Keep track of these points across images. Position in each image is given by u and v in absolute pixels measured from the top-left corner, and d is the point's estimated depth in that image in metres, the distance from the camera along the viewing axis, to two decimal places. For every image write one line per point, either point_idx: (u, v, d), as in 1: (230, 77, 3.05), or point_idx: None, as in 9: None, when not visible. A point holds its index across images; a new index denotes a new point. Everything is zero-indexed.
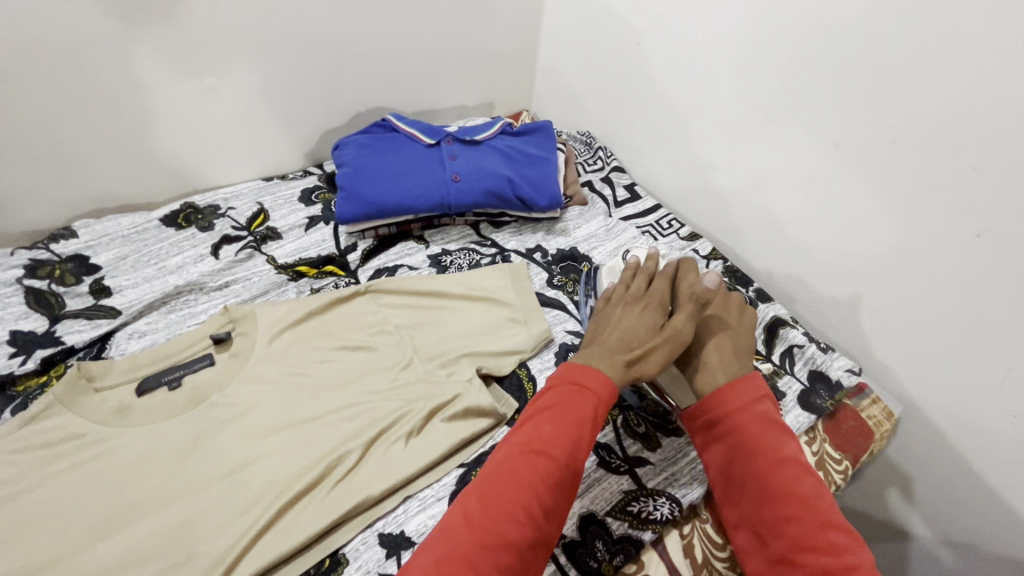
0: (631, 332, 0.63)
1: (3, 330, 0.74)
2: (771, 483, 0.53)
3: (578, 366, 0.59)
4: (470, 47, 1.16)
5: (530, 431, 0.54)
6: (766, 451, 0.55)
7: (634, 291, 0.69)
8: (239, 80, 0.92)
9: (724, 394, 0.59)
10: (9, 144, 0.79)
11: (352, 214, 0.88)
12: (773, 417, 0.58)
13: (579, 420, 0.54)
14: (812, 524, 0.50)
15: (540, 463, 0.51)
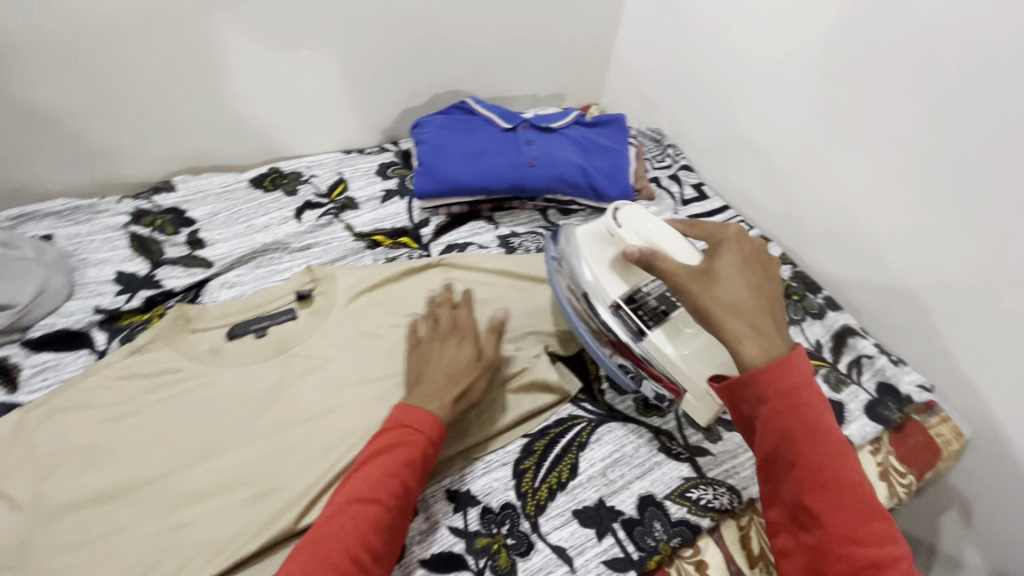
0: (442, 372, 0.63)
1: (110, 270, 0.81)
2: (824, 472, 0.49)
3: (411, 408, 0.59)
4: (549, 36, 1.18)
5: (383, 467, 0.54)
6: (817, 438, 0.49)
7: (450, 320, 0.69)
8: (332, 56, 0.97)
9: (769, 370, 0.50)
10: (125, 99, 0.86)
11: (428, 190, 0.91)
12: (825, 399, 0.51)
13: (416, 470, 0.55)
14: (859, 516, 0.48)
15: (374, 514, 0.51)
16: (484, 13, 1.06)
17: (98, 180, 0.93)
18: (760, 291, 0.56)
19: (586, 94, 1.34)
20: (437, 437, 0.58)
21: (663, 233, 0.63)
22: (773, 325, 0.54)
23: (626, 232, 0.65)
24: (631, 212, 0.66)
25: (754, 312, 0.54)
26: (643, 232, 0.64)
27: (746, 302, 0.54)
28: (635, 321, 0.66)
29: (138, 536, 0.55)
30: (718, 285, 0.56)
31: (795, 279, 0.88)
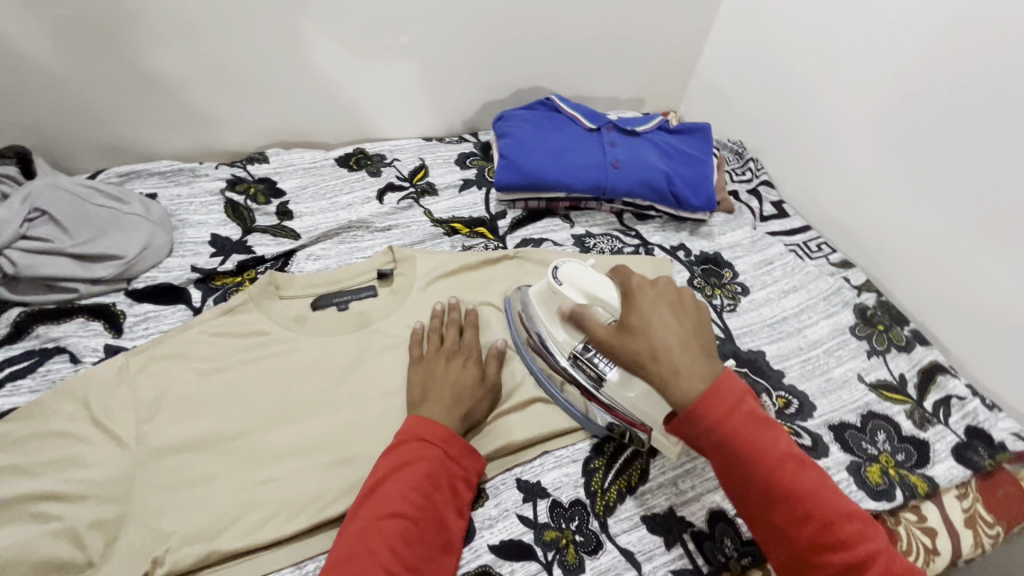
0: (447, 389, 0.62)
1: (207, 232, 0.85)
2: (787, 488, 0.49)
3: (422, 423, 0.57)
4: (637, 39, 1.17)
5: (405, 482, 0.53)
6: (769, 455, 0.49)
7: (457, 339, 0.68)
8: (430, 43, 0.99)
9: (714, 396, 0.50)
10: (236, 70, 0.90)
11: (510, 182, 0.92)
12: (753, 413, 0.51)
13: (439, 483, 0.54)
14: (830, 519, 0.48)
15: (405, 525, 0.50)
16: (577, 11, 1.07)
17: (198, 144, 0.97)
18: (684, 328, 0.55)
19: (665, 99, 1.32)
20: (458, 448, 0.57)
21: (602, 286, 0.61)
22: (707, 357, 0.53)
23: (567, 289, 0.64)
24: (570, 269, 0.64)
25: (687, 351, 0.53)
26: (581, 286, 0.62)
27: (661, 344, 0.53)
28: (592, 368, 0.65)
29: (228, 485, 0.57)
30: (643, 331, 0.54)
31: (878, 307, 0.87)
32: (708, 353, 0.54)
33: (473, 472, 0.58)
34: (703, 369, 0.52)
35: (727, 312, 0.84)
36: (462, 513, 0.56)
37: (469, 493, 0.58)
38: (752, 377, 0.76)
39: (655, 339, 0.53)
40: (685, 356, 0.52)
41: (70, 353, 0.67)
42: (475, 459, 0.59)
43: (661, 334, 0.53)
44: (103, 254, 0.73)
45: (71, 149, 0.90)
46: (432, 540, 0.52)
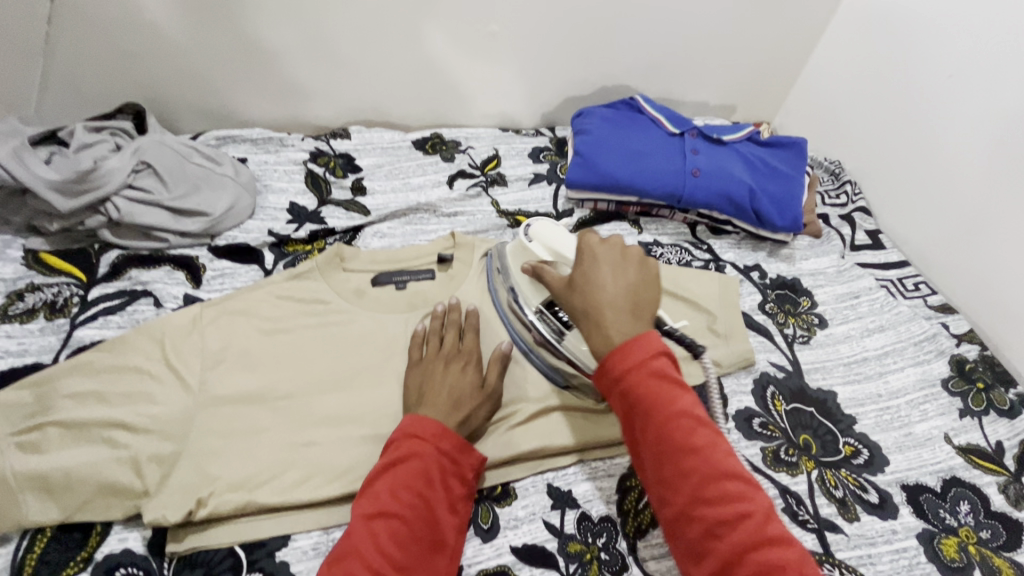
0: (447, 395, 0.59)
1: (286, 200, 0.89)
2: (671, 441, 0.45)
3: (417, 418, 0.55)
4: (737, 42, 1.10)
5: (398, 479, 0.51)
6: (660, 405, 0.46)
7: (454, 346, 0.65)
8: (519, 34, 0.98)
9: (629, 345, 0.48)
10: (331, 48, 0.94)
11: (582, 181, 0.89)
12: (668, 374, 0.47)
13: (433, 481, 0.52)
14: (710, 475, 0.44)
15: (394, 526, 0.48)
16: (677, 9, 1.02)
17: (288, 116, 1.03)
18: (624, 284, 0.53)
19: (760, 109, 1.24)
20: (451, 443, 0.55)
21: (567, 242, 0.65)
22: (640, 316, 0.51)
23: (536, 245, 0.67)
24: (540, 225, 0.68)
25: (617, 306, 0.51)
26: (547, 243, 0.66)
27: (598, 298, 0.52)
28: (555, 322, 0.65)
29: (274, 442, 0.60)
30: (592, 286, 0.53)
31: (980, 362, 0.77)
32: (643, 314, 0.52)
33: (469, 468, 0.55)
34: (628, 326, 0.50)
35: (798, 344, 0.78)
36: (456, 510, 0.54)
37: (464, 490, 0.55)
38: (819, 417, 0.70)
39: (591, 291, 0.53)
40: (617, 310, 0.51)
41: (154, 297, 0.73)
42: (470, 454, 0.56)
43: (598, 289, 0.53)
44: (194, 210, 0.79)
45: (179, 110, 0.97)
46: (426, 541, 0.50)
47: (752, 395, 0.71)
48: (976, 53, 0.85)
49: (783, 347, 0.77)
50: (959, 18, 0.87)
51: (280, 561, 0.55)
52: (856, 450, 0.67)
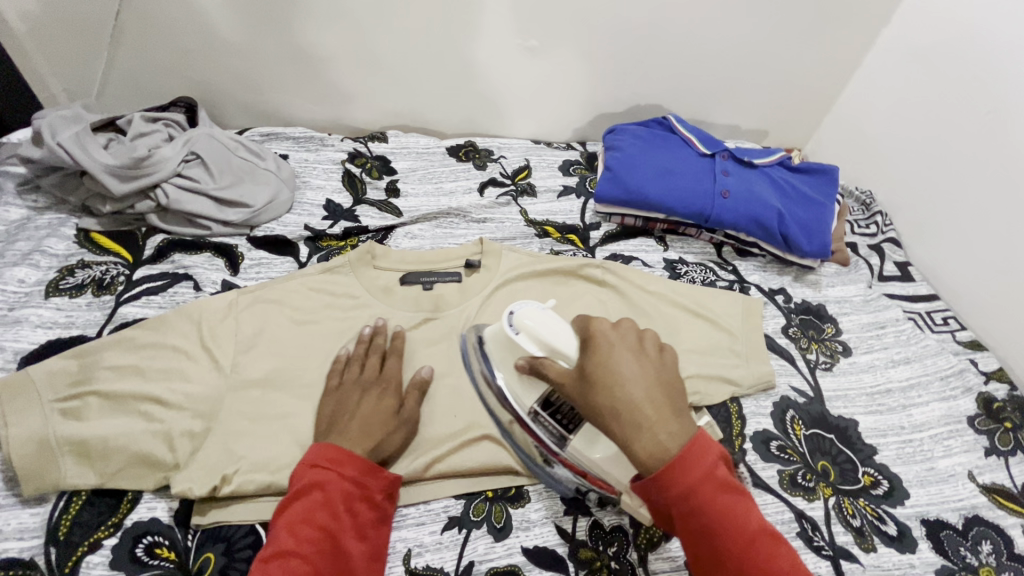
0: (357, 422, 0.58)
1: (323, 197, 0.92)
2: (750, 561, 0.43)
3: (320, 447, 0.54)
4: (772, 69, 1.11)
5: (297, 512, 0.50)
6: (730, 520, 0.44)
7: (372, 373, 0.63)
8: (557, 49, 1.01)
9: (687, 457, 0.45)
10: (375, 54, 0.97)
11: (611, 196, 0.91)
12: (715, 459, 0.46)
13: (336, 510, 0.50)
14: (771, 567, 0.43)
15: (290, 564, 0.46)
16: (713, 33, 1.03)
17: (330, 117, 1.06)
18: (650, 372, 0.50)
19: (792, 135, 1.24)
20: (355, 468, 0.53)
21: (560, 333, 0.56)
22: (678, 410, 0.49)
23: (524, 336, 0.59)
24: (526, 312, 0.59)
25: (656, 403, 0.48)
26: (536, 333, 0.57)
27: (631, 397, 0.48)
28: (554, 425, 0.58)
29: (299, 427, 0.62)
30: (622, 382, 0.49)
31: (1008, 402, 0.75)
32: (677, 402, 0.50)
33: (379, 490, 0.54)
34: (673, 426, 0.47)
35: (821, 370, 0.78)
36: (367, 535, 0.52)
37: (377, 513, 0.53)
38: (838, 444, 0.69)
39: (618, 388, 0.49)
40: (654, 409, 0.48)
41: (194, 281, 0.76)
42: (379, 475, 0.55)
43: (621, 382, 0.49)
44: (236, 201, 0.83)
45: (228, 107, 1.02)
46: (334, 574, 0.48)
47: (771, 417, 0.70)
48: (1014, 91, 0.85)
49: (804, 372, 0.77)
50: (1000, 54, 0.87)
51: None
52: (875, 480, 0.66)
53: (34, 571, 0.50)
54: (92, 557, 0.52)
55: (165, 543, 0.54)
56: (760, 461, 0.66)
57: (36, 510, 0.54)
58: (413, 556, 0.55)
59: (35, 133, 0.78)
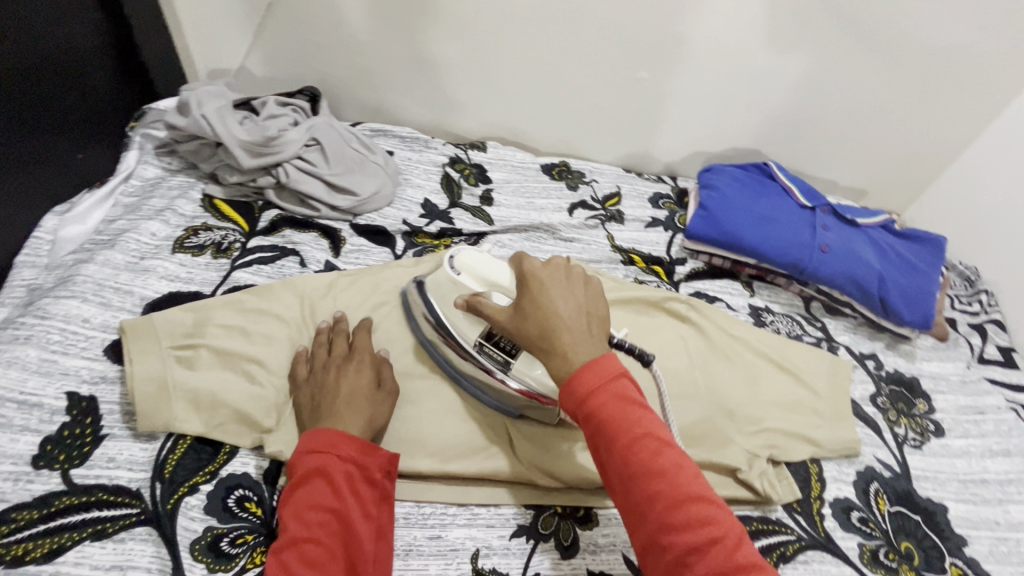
0: (344, 399, 0.57)
1: (422, 195, 0.96)
2: (638, 466, 0.43)
3: (312, 433, 0.54)
4: (884, 129, 1.08)
5: (302, 500, 0.50)
6: (626, 431, 0.44)
7: (337, 355, 0.62)
8: (666, 83, 1.02)
9: (585, 372, 0.47)
10: (490, 70, 1.02)
11: (703, 233, 0.90)
12: (631, 396, 0.46)
13: (340, 491, 0.51)
14: (678, 498, 0.42)
15: (305, 550, 0.47)
16: (826, 86, 1.02)
17: (434, 122, 1.11)
18: (578, 305, 0.51)
19: (893, 199, 1.20)
20: (350, 448, 0.53)
21: (494, 268, 0.61)
22: (597, 337, 0.50)
23: (465, 276, 0.63)
24: (465, 254, 0.64)
25: (577, 330, 0.50)
26: (477, 272, 0.62)
27: (552, 322, 0.50)
28: (499, 352, 0.61)
29: None
30: (556, 312, 0.50)
31: None
32: (600, 330, 0.51)
33: (377, 468, 0.54)
34: (589, 347, 0.49)
35: (909, 447, 0.74)
36: (374, 513, 0.52)
37: (379, 491, 0.54)
38: (925, 528, 0.65)
39: (543, 316, 0.51)
40: (573, 335, 0.49)
41: (300, 257, 0.80)
42: (375, 453, 0.55)
43: (552, 312, 0.50)
44: (346, 188, 0.88)
45: (344, 100, 1.08)
46: (346, 554, 0.48)
47: (854, 487, 0.67)
48: None
49: (891, 445, 0.73)
50: None
51: None
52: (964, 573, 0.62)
53: (138, 503, 0.53)
54: (190, 499, 0.55)
55: (252, 499, 0.57)
56: (840, 530, 0.63)
57: (146, 446, 0.57)
58: (481, 557, 0.55)
59: (182, 103, 0.85)
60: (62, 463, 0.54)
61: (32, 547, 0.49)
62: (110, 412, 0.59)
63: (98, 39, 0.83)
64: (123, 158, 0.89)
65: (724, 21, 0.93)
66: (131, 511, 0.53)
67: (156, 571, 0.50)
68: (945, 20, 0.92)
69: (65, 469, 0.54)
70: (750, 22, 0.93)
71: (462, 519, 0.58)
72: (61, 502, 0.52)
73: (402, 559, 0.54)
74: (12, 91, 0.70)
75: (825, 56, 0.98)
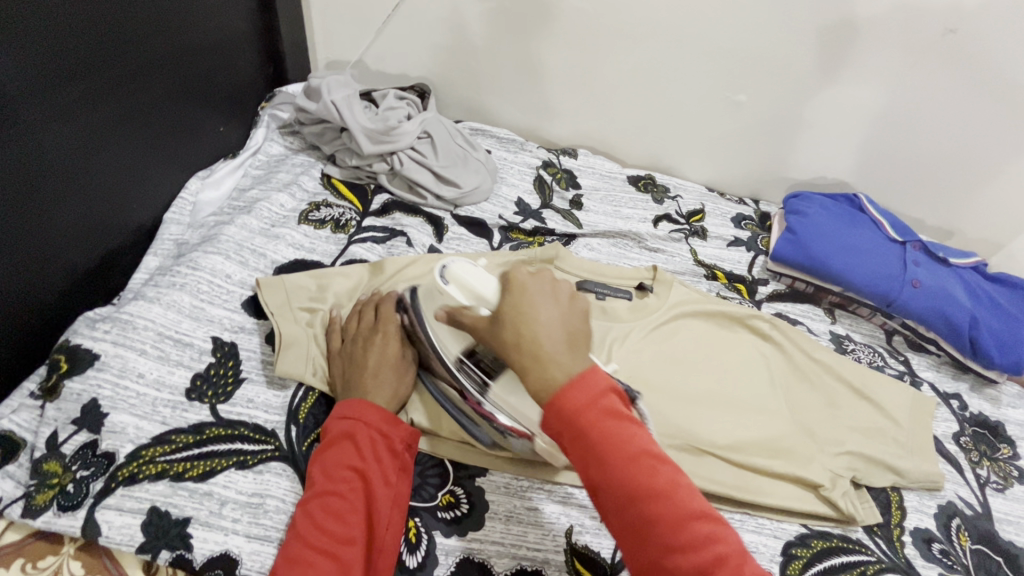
0: (370, 375, 0.61)
1: (516, 194, 1.01)
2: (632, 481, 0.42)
3: (342, 402, 0.58)
4: (983, 172, 1.07)
5: (330, 459, 0.54)
6: (621, 450, 0.43)
7: (365, 326, 0.65)
8: (761, 109, 1.05)
9: (572, 384, 0.45)
10: (591, 81, 1.06)
11: (789, 256, 0.92)
12: (621, 414, 0.44)
13: (363, 454, 0.55)
14: (677, 516, 0.41)
15: (327, 503, 0.51)
16: (926, 124, 1.02)
17: (528, 125, 1.16)
18: (562, 319, 0.50)
19: (982, 244, 1.17)
20: (374, 417, 0.57)
21: (486, 282, 0.56)
22: (581, 350, 0.49)
23: (452, 287, 0.58)
24: (457, 265, 0.58)
25: (556, 340, 0.48)
26: (464, 285, 0.56)
27: (533, 335, 0.49)
28: (477, 373, 0.60)
29: None
30: (536, 324, 0.49)
31: None
32: (582, 347, 0.49)
33: (399, 439, 0.58)
34: (573, 362, 0.47)
35: (991, 489, 0.74)
36: (393, 482, 0.55)
37: (400, 461, 0.57)
38: (1006, 570, 0.66)
39: (528, 333, 0.49)
40: (556, 347, 0.48)
41: (407, 239, 0.86)
42: (398, 426, 0.58)
43: (533, 323, 0.49)
44: (451, 180, 0.94)
45: (447, 98, 1.15)
46: (364, 513, 0.52)
47: (935, 519, 0.68)
48: None
49: (973, 484, 0.74)
50: None
51: (477, 485, 0.61)
52: None
53: (273, 441, 0.59)
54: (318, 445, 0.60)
55: None
56: (921, 558, 0.64)
57: (278, 393, 0.64)
58: (576, 533, 0.59)
59: (312, 89, 0.93)
60: (211, 398, 0.61)
61: (189, 467, 0.55)
62: (249, 359, 0.66)
63: (248, 27, 0.92)
64: (252, 134, 0.97)
65: (829, 53, 0.95)
66: (267, 447, 0.59)
67: (289, 502, 0.56)
68: None
69: (213, 404, 0.61)
70: (854, 56, 0.95)
71: (557, 496, 0.62)
72: (211, 432, 0.58)
73: (504, 523, 0.58)
74: (180, 67, 0.80)
75: (929, 95, 0.98)
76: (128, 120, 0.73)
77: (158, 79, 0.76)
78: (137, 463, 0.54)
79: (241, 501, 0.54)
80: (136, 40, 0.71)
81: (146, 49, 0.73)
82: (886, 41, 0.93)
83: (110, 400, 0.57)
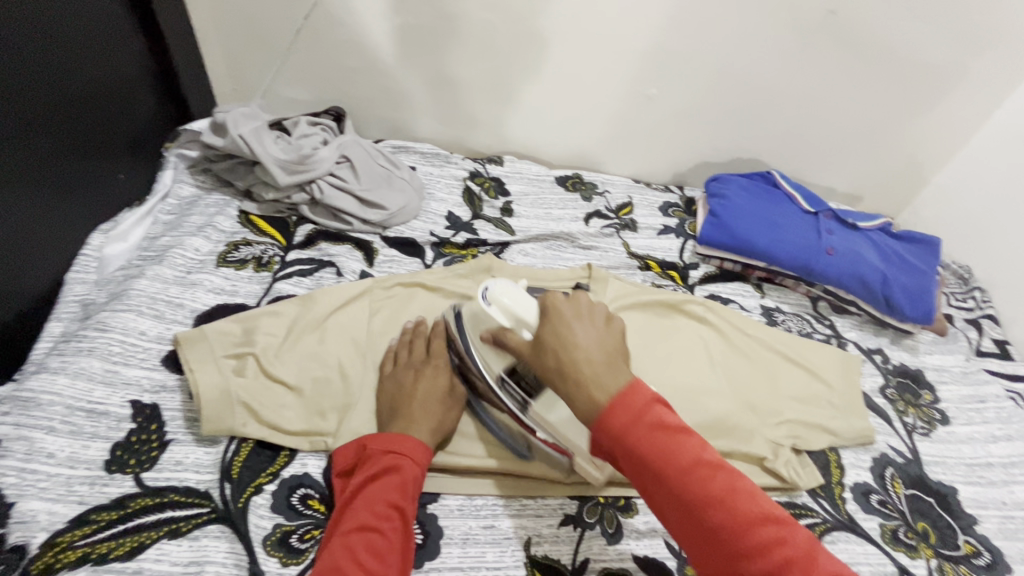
0: (417, 402, 0.61)
1: (446, 208, 1.01)
2: (655, 452, 0.44)
3: (387, 435, 0.57)
4: (879, 140, 1.14)
5: (375, 493, 0.52)
6: (641, 427, 0.45)
7: (416, 356, 0.66)
8: (674, 101, 1.08)
9: (615, 400, 0.46)
10: (507, 89, 1.07)
11: (716, 239, 0.95)
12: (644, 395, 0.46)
13: (407, 493, 0.54)
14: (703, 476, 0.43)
15: (370, 538, 0.49)
16: (824, 100, 1.08)
17: (451, 138, 1.16)
18: (602, 340, 0.51)
19: (888, 204, 1.26)
20: (423, 455, 0.57)
21: (525, 305, 0.58)
22: (620, 364, 0.50)
23: (494, 309, 0.60)
24: (500, 288, 0.60)
25: (592, 358, 0.49)
26: (507, 308, 0.58)
27: (574, 357, 0.50)
28: (519, 392, 0.61)
29: None
30: (581, 351, 0.50)
31: None
32: (622, 363, 0.50)
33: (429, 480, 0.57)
34: (608, 376, 0.48)
35: (918, 435, 0.79)
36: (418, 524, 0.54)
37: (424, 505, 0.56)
38: (938, 509, 0.71)
39: (568, 354, 0.50)
40: (595, 365, 0.48)
41: (336, 268, 0.84)
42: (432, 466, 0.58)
43: (573, 345, 0.50)
44: (377, 202, 0.92)
45: (365, 118, 1.13)
46: (400, 554, 0.50)
47: (871, 472, 0.73)
48: None
49: (902, 433, 0.79)
50: None
51: (430, 512, 0.60)
52: (973, 545, 0.69)
53: (208, 503, 0.57)
54: (258, 499, 0.58)
55: (315, 496, 0.60)
56: (861, 512, 0.68)
57: (210, 450, 0.60)
58: (533, 544, 0.59)
59: (217, 123, 0.88)
60: (134, 467, 0.57)
61: (115, 546, 0.52)
62: (173, 419, 0.62)
63: (138, 67, 0.87)
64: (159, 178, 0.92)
65: (728, 41, 1.00)
66: (201, 511, 0.56)
67: (231, 565, 0.53)
68: (928, 38, 0.98)
69: (137, 473, 0.57)
70: (750, 43, 1.00)
71: (512, 509, 0.61)
72: (134, 504, 0.55)
73: (460, 547, 0.57)
74: (65, 119, 0.74)
75: (823, 73, 1.04)
76: (10, 182, 0.67)
77: (42, 136, 0.71)
78: (53, 552, 0.50)
79: (177, 572, 0.51)
80: (6, 94, 0.65)
81: (22, 105, 0.67)
82: (778, 27, 0.98)
83: (16, 488, 0.52)
